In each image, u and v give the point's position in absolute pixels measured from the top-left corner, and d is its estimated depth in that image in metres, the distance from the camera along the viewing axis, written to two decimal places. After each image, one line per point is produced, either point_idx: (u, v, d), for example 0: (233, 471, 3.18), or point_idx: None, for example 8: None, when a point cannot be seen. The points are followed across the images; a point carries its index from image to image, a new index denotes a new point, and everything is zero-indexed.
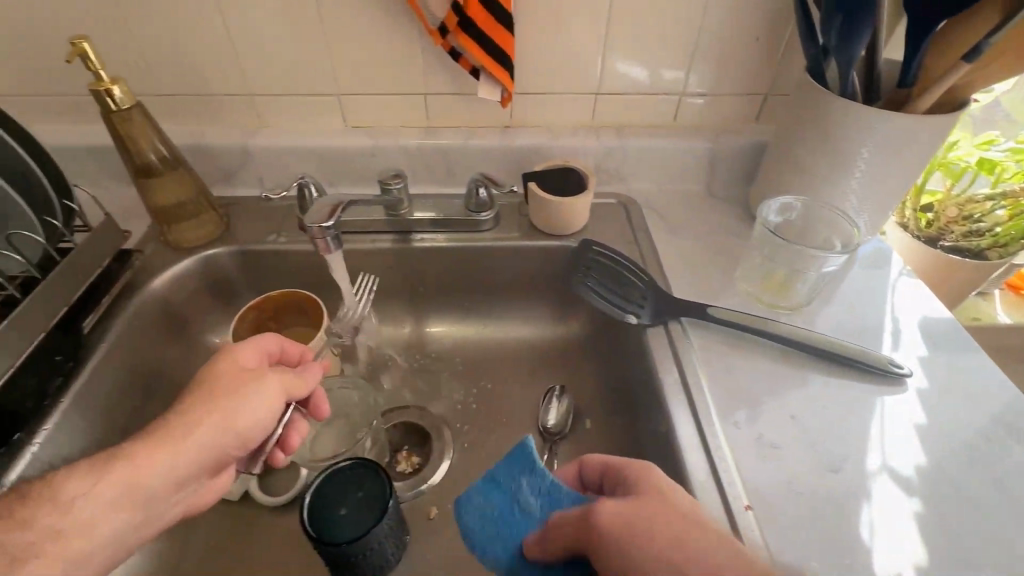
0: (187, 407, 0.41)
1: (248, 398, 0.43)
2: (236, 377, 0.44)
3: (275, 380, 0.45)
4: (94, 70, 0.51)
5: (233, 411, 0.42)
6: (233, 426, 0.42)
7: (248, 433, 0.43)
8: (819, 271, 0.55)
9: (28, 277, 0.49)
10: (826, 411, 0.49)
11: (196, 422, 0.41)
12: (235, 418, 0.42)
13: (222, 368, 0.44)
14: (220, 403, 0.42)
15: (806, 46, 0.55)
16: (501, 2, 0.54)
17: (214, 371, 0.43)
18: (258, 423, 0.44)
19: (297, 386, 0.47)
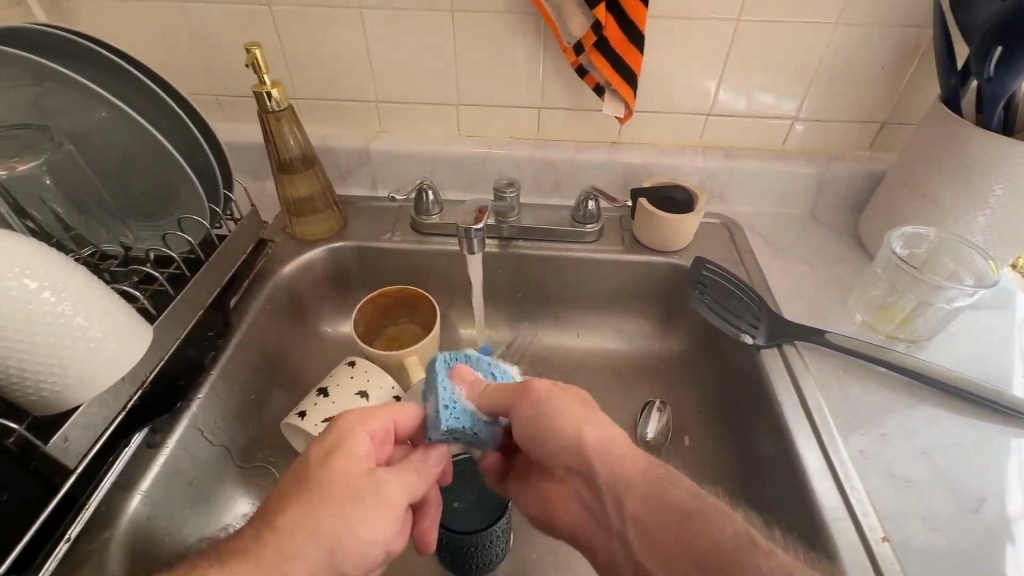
0: (292, 521, 0.35)
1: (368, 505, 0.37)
2: (355, 475, 0.37)
3: (396, 485, 0.39)
4: (261, 74, 0.55)
5: (351, 522, 0.36)
6: (340, 553, 0.35)
7: (356, 556, 0.36)
8: (950, 304, 0.53)
9: (192, 258, 0.54)
10: (958, 448, 0.48)
11: (298, 548, 0.34)
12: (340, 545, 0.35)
13: (343, 458, 0.38)
14: (327, 525, 0.35)
15: (947, 77, 0.54)
16: (636, 23, 0.55)
17: (333, 462, 0.37)
18: (363, 550, 0.36)
19: (417, 490, 0.41)
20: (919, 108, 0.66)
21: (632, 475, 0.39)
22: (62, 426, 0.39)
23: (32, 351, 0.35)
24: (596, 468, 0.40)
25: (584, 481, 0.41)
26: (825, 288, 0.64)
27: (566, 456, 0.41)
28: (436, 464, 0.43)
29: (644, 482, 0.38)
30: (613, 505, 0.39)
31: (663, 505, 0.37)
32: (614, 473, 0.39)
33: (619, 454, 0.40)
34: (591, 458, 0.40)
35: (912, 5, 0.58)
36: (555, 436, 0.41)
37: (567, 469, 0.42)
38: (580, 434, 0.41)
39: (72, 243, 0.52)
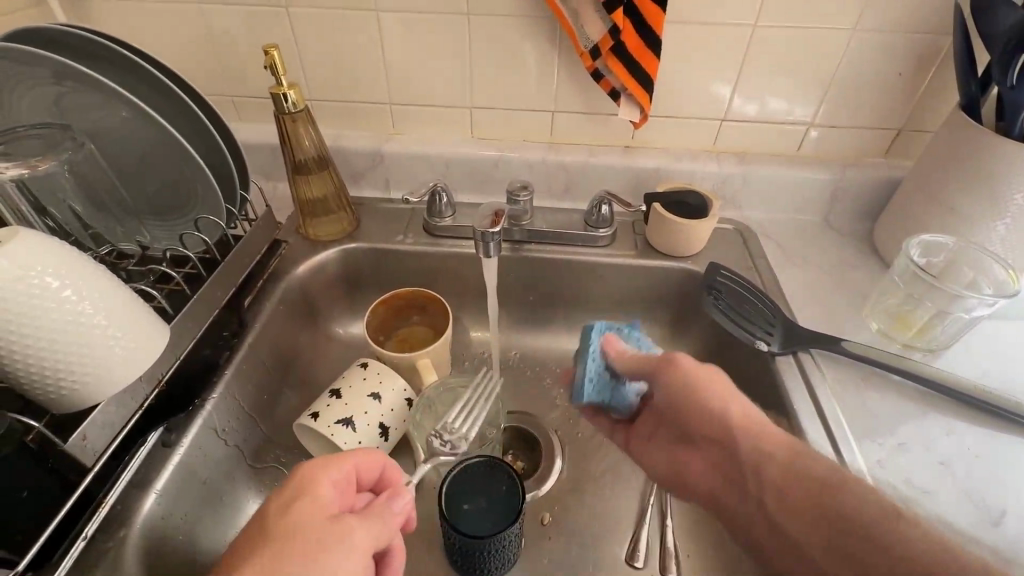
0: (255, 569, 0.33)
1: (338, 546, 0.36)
2: (321, 518, 0.37)
3: (363, 527, 0.38)
4: (278, 76, 0.55)
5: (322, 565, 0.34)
6: None
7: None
8: (969, 313, 0.52)
9: (207, 257, 0.55)
10: (977, 459, 0.47)
11: None
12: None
13: (308, 502, 0.38)
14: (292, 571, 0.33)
15: (967, 84, 0.54)
16: (650, 23, 0.55)
17: (298, 506, 0.37)
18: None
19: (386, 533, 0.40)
20: (937, 114, 0.66)
21: (775, 448, 0.40)
22: (80, 424, 0.39)
23: (53, 349, 0.35)
24: (733, 439, 0.42)
25: (725, 453, 0.43)
26: (839, 296, 0.63)
27: (712, 427, 0.44)
28: (396, 512, 0.41)
29: (792, 458, 0.39)
30: (749, 472, 0.41)
31: (800, 476, 0.38)
32: (757, 445, 0.41)
33: (764, 432, 0.41)
34: (737, 430, 0.42)
35: (932, 13, 0.58)
36: (701, 405, 0.44)
37: (708, 439, 0.44)
38: (724, 406, 0.43)
39: (90, 242, 0.52)
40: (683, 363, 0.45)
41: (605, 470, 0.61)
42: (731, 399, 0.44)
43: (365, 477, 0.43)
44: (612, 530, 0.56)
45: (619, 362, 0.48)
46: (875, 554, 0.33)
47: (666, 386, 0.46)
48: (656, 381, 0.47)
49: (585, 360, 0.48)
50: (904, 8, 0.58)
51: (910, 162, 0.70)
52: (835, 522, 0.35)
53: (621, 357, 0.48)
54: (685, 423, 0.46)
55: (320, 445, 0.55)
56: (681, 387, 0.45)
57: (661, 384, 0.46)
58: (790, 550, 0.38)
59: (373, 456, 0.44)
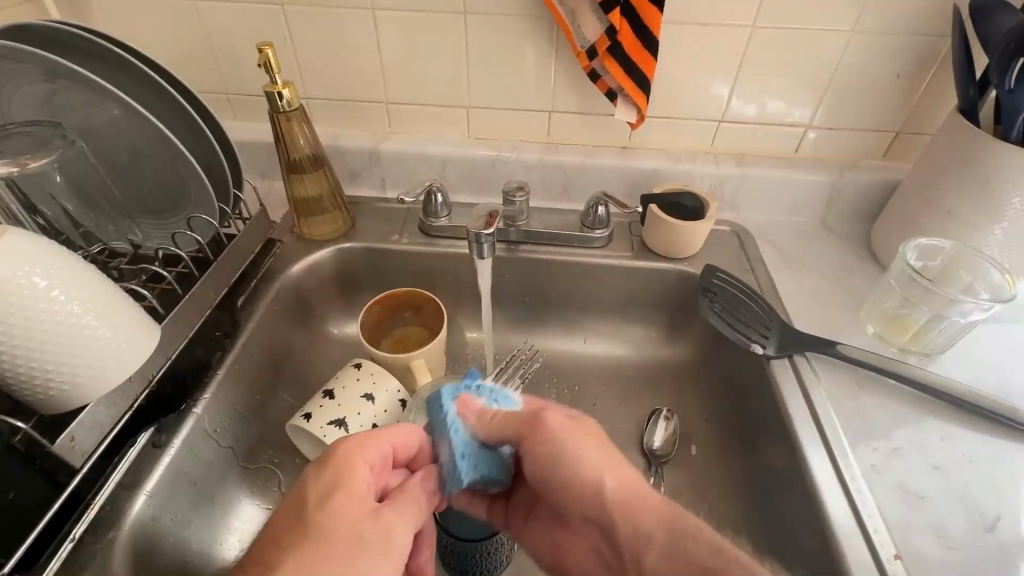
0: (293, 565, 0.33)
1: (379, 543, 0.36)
2: (362, 511, 0.37)
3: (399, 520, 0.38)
4: (272, 74, 0.55)
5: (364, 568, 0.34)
6: None
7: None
8: (965, 318, 0.52)
9: (200, 257, 0.54)
10: (971, 465, 0.47)
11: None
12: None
13: (345, 492, 0.37)
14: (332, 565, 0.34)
15: (965, 87, 0.53)
16: (650, 28, 0.55)
17: (337, 497, 0.37)
18: None
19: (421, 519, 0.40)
20: (936, 117, 0.65)
21: (648, 528, 0.38)
22: (68, 425, 0.39)
23: (43, 350, 0.35)
24: (615, 521, 0.39)
25: (608, 533, 0.40)
26: (836, 299, 0.63)
27: (590, 505, 0.41)
28: (431, 496, 0.41)
29: (663, 531, 0.37)
30: (630, 556, 0.38)
31: (680, 555, 0.36)
32: (633, 525, 0.39)
33: (641, 504, 0.39)
34: (613, 510, 0.39)
35: (930, 15, 0.58)
36: (577, 479, 0.41)
37: (586, 518, 0.41)
38: (606, 482, 0.40)
39: (82, 241, 0.52)
40: (549, 422, 0.42)
41: None
42: (607, 471, 0.41)
43: (401, 455, 0.43)
44: None
45: (484, 426, 0.42)
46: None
47: (533, 451, 0.42)
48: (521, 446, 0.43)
49: (448, 434, 0.41)
50: (903, 10, 0.58)
51: (908, 164, 0.70)
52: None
53: (482, 421, 0.42)
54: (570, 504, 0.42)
55: (312, 445, 0.54)
56: (553, 461, 0.41)
57: (532, 453, 0.42)
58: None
59: (410, 433, 0.44)
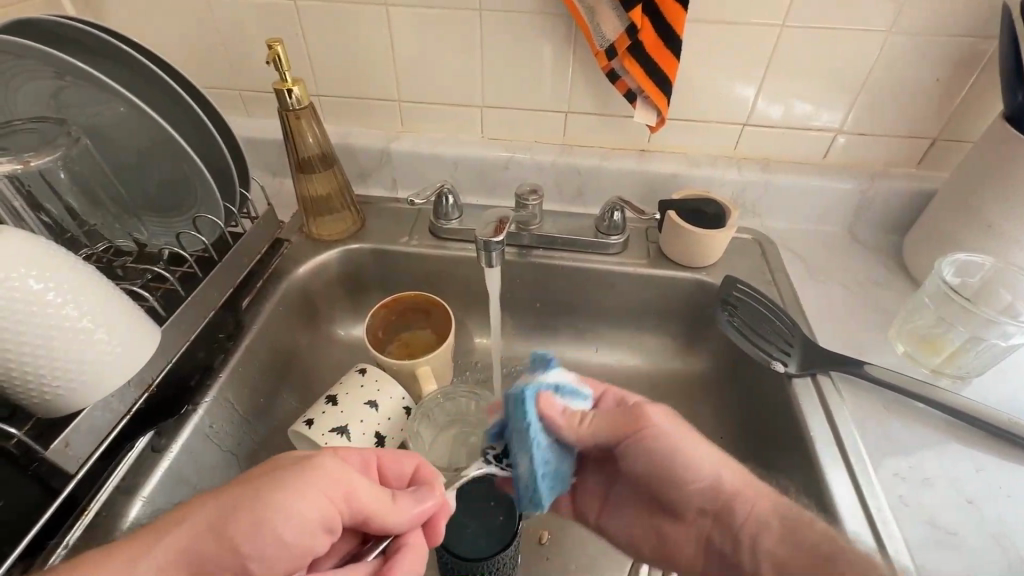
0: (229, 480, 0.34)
1: (324, 475, 0.34)
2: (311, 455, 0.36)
3: (336, 468, 0.35)
4: (282, 71, 0.53)
5: (291, 489, 0.33)
6: (236, 510, 0.31)
7: (272, 537, 0.32)
8: (1005, 340, 0.49)
9: (205, 257, 0.54)
10: (1008, 498, 0.44)
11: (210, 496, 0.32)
12: (247, 500, 0.32)
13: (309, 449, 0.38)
14: (248, 476, 0.34)
15: (1012, 91, 0.50)
16: (675, 29, 0.52)
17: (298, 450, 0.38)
18: (267, 520, 0.32)
19: (366, 492, 0.36)
20: (977, 124, 0.61)
21: (762, 513, 0.39)
22: (62, 431, 0.38)
23: (39, 355, 0.34)
24: (736, 508, 0.40)
25: (722, 520, 0.41)
26: (861, 315, 0.60)
27: (707, 500, 0.42)
28: (400, 503, 0.38)
29: (777, 518, 0.38)
30: (747, 546, 0.39)
31: (798, 548, 0.36)
32: (750, 513, 0.40)
33: (753, 491, 0.41)
34: (730, 499, 0.41)
35: (976, 13, 0.54)
36: (686, 477, 0.42)
37: (702, 509, 0.43)
38: (710, 474, 0.42)
39: (86, 238, 0.52)
40: (651, 417, 0.43)
41: None
42: (724, 465, 0.42)
43: (386, 471, 0.42)
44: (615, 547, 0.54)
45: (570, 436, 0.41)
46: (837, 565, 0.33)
47: (632, 445, 0.43)
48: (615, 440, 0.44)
49: (529, 446, 0.39)
50: (945, 9, 0.54)
51: (944, 173, 0.66)
52: None
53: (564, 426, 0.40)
54: (679, 499, 0.44)
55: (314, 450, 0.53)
56: (659, 459, 0.43)
57: (628, 446, 0.43)
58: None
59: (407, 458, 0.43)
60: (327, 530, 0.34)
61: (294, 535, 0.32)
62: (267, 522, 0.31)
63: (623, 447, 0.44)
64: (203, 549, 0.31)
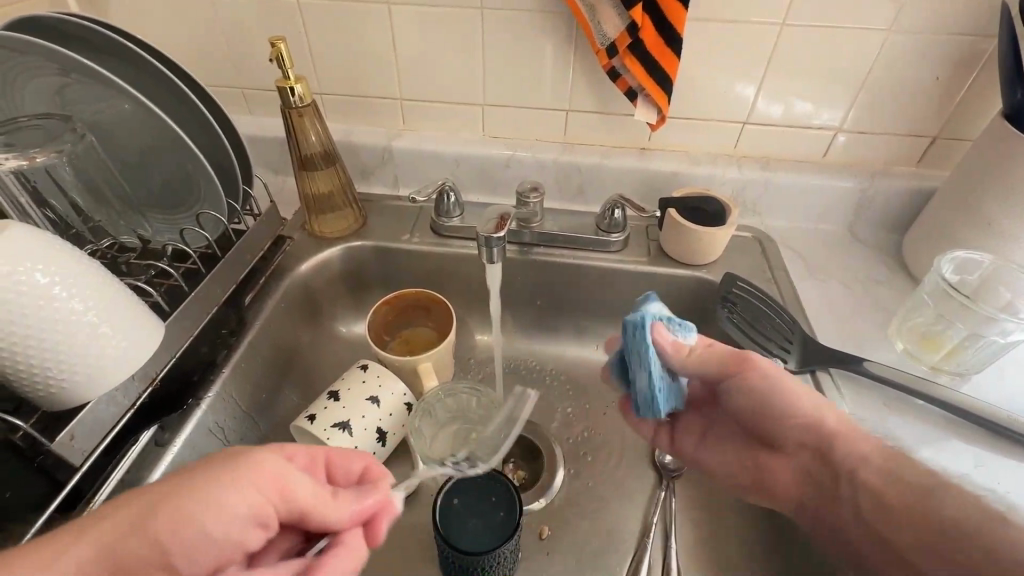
0: None
1: (257, 468, 0.33)
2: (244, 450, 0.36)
3: (273, 459, 0.35)
4: (285, 69, 0.54)
5: (220, 480, 0.32)
6: (161, 500, 0.30)
7: (200, 528, 0.30)
8: (1004, 338, 0.49)
9: (208, 253, 0.54)
10: (1006, 494, 0.44)
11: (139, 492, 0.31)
12: (173, 489, 0.31)
13: None
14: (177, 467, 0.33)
15: (1011, 89, 0.50)
16: (676, 27, 0.52)
17: None
18: (193, 507, 0.30)
19: (302, 487, 0.35)
20: (976, 123, 0.62)
21: (864, 451, 0.39)
22: (68, 424, 0.39)
23: (45, 350, 0.35)
24: (835, 443, 0.40)
25: (820, 455, 0.41)
26: (861, 312, 0.60)
27: (806, 434, 0.42)
28: (339, 504, 0.37)
29: (880, 455, 0.38)
30: (845, 478, 0.39)
31: (902, 482, 0.36)
32: (851, 450, 0.39)
33: (853, 429, 0.40)
34: (829, 436, 0.40)
35: (976, 11, 0.54)
36: (790, 414, 0.42)
37: (798, 444, 0.42)
38: (809, 411, 0.42)
39: (90, 234, 0.52)
40: (757, 363, 0.43)
41: (607, 486, 0.59)
42: (822, 407, 0.42)
43: (334, 469, 0.41)
44: (615, 544, 0.54)
45: (675, 356, 0.43)
46: (939, 509, 0.33)
47: (737, 383, 0.44)
48: (722, 377, 0.44)
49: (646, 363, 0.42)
50: (944, 7, 0.54)
51: (943, 172, 0.66)
52: (899, 528, 0.34)
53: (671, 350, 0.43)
54: (774, 433, 0.44)
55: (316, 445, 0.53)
56: (761, 396, 0.43)
57: (734, 384, 0.44)
58: (882, 549, 0.35)
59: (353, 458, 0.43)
60: (258, 522, 0.33)
61: (225, 526, 0.31)
62: (191, 513, 0.30)
63: (725, 385, 0.45)
64: (124, 543, 0.29)
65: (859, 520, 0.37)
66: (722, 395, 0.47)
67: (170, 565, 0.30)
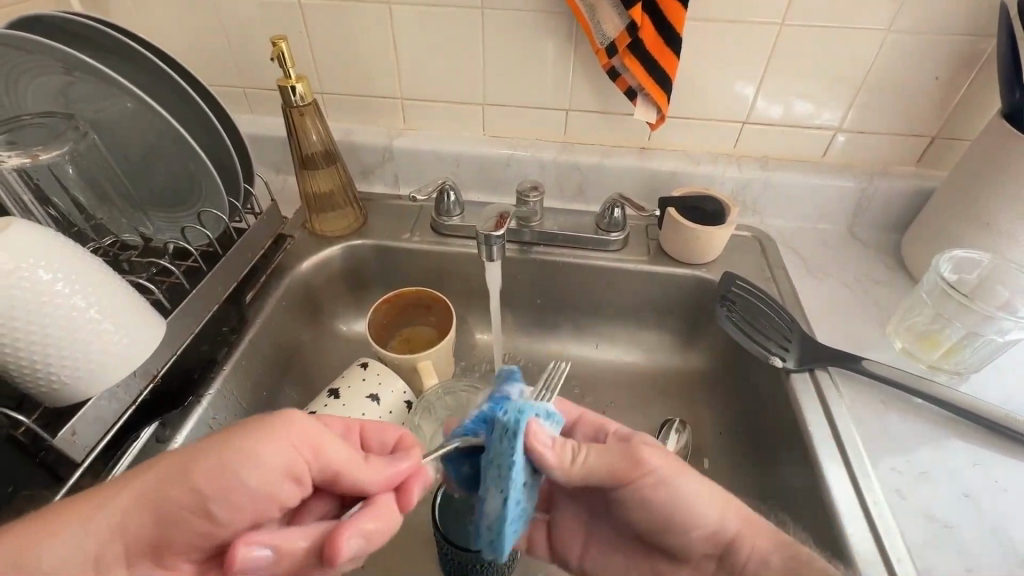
0: None
1: (288, 426, 0.34)
2: None
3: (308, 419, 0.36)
4: (286, 68, 0.54)
5: (255, 437, 0.33)
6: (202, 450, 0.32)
7: (232, 480, 0.32)
8: (1002, 336, 0.49)
9: (209, 251, 0.55)
10: (1004, 492, 0.45)
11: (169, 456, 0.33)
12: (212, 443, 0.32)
13: None
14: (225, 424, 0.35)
15: (1010, 89, 0.50)
16: (674, 26, 0.53)
17: None
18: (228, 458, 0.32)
19: (334, 446, 0.36)
20: (975, 123, 0.62)
21: (763, 551, 0.37)
22: (70, 420, 0.39)
23: (48, 348, 0.35)
24: (735, 547, 0.38)
25: (725, 561, 0.39)
26: (860, 312, 0.60)
27: (708, 540, 0.39)
28: (372, 465, 0.37)
29: (778, 553, 0.37)
30: None
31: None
32: (752, 552, 0.37)
33: (752, 526, 0.38)
34: (728, 540, 0.38)
35: (973, 11, 0.54)
36: (682, 518, 0.39)
37: (701, 548, 0.40)
38: (703, 514, 0.39)
39: (92, 232, 0.52)
40: (647, 463, 0.39)
41: None
42: (715, 506, 0.39)
43: (370, 437, 0.43)
44: None
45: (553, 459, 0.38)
46: None
47: (627, 492, 0.40)
48: (613, 483, 0.40)
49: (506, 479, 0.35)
50: (942, 8, 0.54)
51: (942, 172, 0.66)
52: None
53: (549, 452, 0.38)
54: (670, 538, 0.41)
55: None
56: (655, 507, 0.40)
57: (623, 493, 0.40)
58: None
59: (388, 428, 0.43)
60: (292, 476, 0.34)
61: (256, 480, 0.33)
62: (228, 467, 0.32)
63: (616, 491, 0.40)
64: (166, 493, 0.31)
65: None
66: (612, 502, 0.42)
67: (207, 513, 0.32)
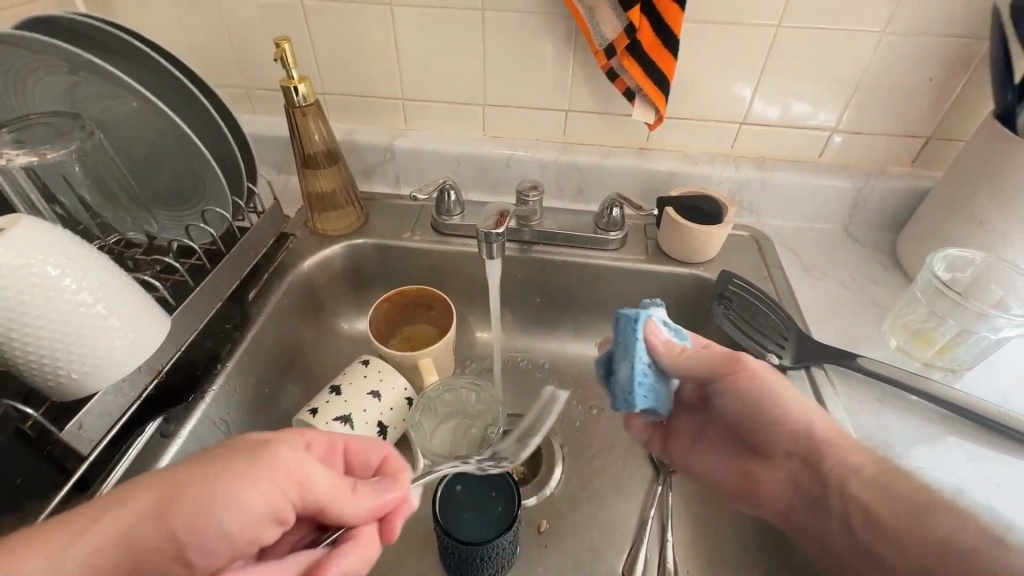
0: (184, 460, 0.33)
1: (272, 465, 0.33)
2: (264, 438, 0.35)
3: (292, 452, 0.34)
4: (289, 68, 0.55)
5: (236, 479, 0.31)
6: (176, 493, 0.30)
7: (212, 526, 0.30)
8: (995, 334, 0.50)
9: (213, 249, 0.55)
10: (996, 487, 0.45)
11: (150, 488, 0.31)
12: (186, 486, 0.30)
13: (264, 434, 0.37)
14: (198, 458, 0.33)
15: (1002, 90, 0.51)
16: (672, 27, 0.53)
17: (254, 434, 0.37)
18: (205, 505, 0.30)
19: (319, 483, 0.35)
20: (969, 124, 0.63)
21: (857, 460, 0.38)
22: (76, 414, 0.40)
23: (55, 343, 0.36)
24: (819, 448, 0.39)
25: (808, 463, 0.40)
26: (856, 310, 0.61)
27: (797, 441, 0.41)
28: (358, 497, 0.37)
29: (873, 465, 0.38)
30: (832, 486, 0.38)
31: (887, 492, 0.36)
32: (841, 456, 0.39)
33: (845, 439, 0.40)
34: (818, 442, 0.40)
35: (967, 14, 0.55)
36: (774, 417, 0.41)
37: (787, 449, 0.41)
38: (797, 418, 0.41)
39: (98, 231, 0.53)
40: (752, 365, 0.42)
41: (604, 481, 0.59)
42: (811, 409, 0.41)
43: (353, 456, 0.42)
44: (611, 538, 0.55)
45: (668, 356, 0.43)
46: (918, 529, 0.33)
47: (729, 386, 0.43)
48: (711, 379, 0.43)
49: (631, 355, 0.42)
50: (937, 10, 0.55)
51: (938, 172, 0.67)
52: (896, 538, 0.34)
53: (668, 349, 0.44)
54: (757, 439, 0.43)
55: None
56: (751, 401, 0.42)
57: (722, 386, 0.43)
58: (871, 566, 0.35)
59: (373, 444, 0.43)
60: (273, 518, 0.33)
61: (239, 526, 0.31)
62: (210, 510, 0.30)
63: (713, 386, 0.44)
64: (155, 508, 0.30)
65: (848, 534, 0.37)
66: (711, 397, 0.46)
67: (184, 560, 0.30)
